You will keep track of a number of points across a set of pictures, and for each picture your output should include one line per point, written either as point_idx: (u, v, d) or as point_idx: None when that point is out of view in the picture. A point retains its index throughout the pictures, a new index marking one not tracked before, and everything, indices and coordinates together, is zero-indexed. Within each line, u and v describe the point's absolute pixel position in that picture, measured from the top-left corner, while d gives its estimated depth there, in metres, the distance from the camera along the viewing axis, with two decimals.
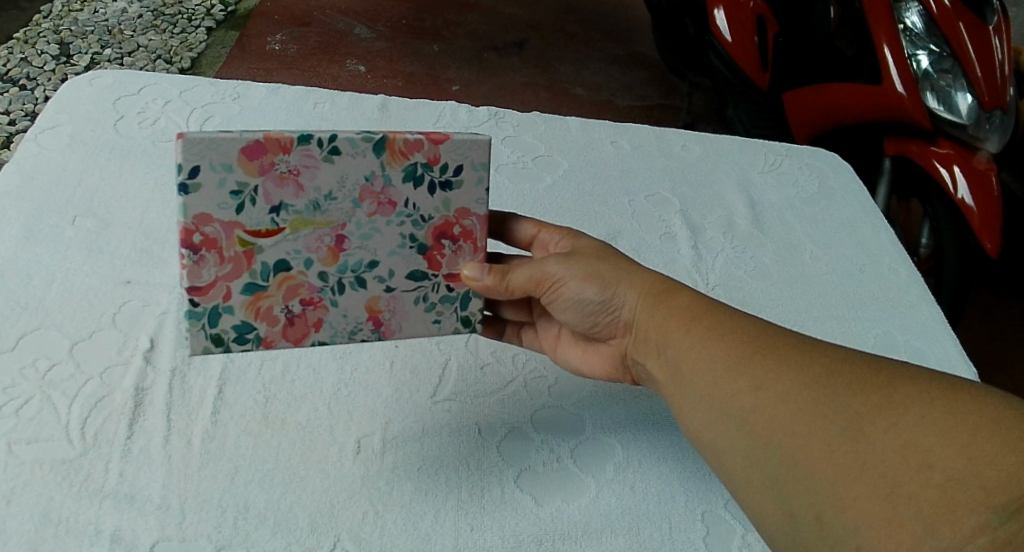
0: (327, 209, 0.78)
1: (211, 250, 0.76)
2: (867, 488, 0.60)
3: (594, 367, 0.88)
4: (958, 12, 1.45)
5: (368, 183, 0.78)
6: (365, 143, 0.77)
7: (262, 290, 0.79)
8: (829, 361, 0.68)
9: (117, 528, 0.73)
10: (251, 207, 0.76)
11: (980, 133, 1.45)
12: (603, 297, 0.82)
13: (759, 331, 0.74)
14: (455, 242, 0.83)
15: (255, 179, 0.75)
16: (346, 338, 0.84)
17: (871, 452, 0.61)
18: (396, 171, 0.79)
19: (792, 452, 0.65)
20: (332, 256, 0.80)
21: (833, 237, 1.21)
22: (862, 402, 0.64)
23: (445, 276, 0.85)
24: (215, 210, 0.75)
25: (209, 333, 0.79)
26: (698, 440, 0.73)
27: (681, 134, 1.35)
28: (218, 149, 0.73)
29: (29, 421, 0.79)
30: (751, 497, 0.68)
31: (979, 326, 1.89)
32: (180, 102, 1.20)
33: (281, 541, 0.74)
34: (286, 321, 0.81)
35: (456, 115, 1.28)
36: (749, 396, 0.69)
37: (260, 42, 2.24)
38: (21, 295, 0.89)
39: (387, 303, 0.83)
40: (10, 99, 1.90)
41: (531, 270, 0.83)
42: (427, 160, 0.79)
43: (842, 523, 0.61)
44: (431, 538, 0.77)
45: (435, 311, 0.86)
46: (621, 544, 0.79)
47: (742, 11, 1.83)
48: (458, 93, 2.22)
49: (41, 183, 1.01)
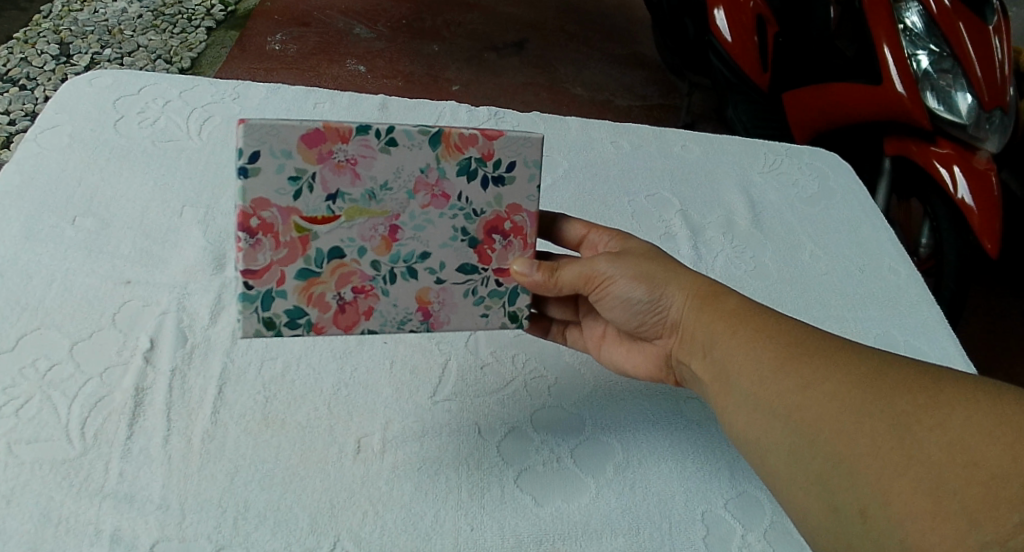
0: (382, 199, 0.81)
1: (267, 234, 0.79)
2: (913, 484, 0.63)
3: (638, 365, 0.90)
4: (957, 12, 1.45)
5: (423, 175, 0.82)
6: (421, 135, 0.80)
7: (315, 276, 0.82)
8: (874, 363, 0.72)
9: (117, 529, 0.73)
10: (308, 193, 0.79)
11: (980, 133, 1.45)
12: (652, 297, 0.85)
13: (804, 334, 0.77)
14: (506, 237, 0.86)
15: (313, 166, 0.79)
16: (394, 328, 0.85)
17: (917, 450, 0.64)
18: (451, 164, 0.82)
19: (839, 449, 0.68)
20: (385, 246, 0.83)
21: (833, 238, 1.21)
22: (907, 402, 0.67)
23: (494, 271, 0.86)
24: (273, 196, 0.78)
25: (262, 316, 0.81)
26: (742, 438, 0.76)
27: (681, 134, 1.35)
28: (278, 137, 0.77)
29: (29, 421, 0.79)
30: (793, 493, 0.72)
31: (979, 326, 1.89)
32: (179, 102, 1.19)
33: (281, 541, 0.75)
34: (339, 308, 0.83)
35: (456, 114, 1.28)
36: (797, 395, 0.72)
37: (260, 42, 2.24)
38: (21, 295, 0.89)
39: (437, 294, 0.85)
40: (10, 99, 1.90)
41: (581, 268, 0.85)
42: (481, 155, 0.82)
43: (887, 517, 0.64)
44: (431, 538, 0.77)
45: (483, 304, 0.87)
46: (621, 544, 0.79)
47: (742, 11, 1.82)
48: (458, 93, 2.22)
49: (40, 183, 1.01)
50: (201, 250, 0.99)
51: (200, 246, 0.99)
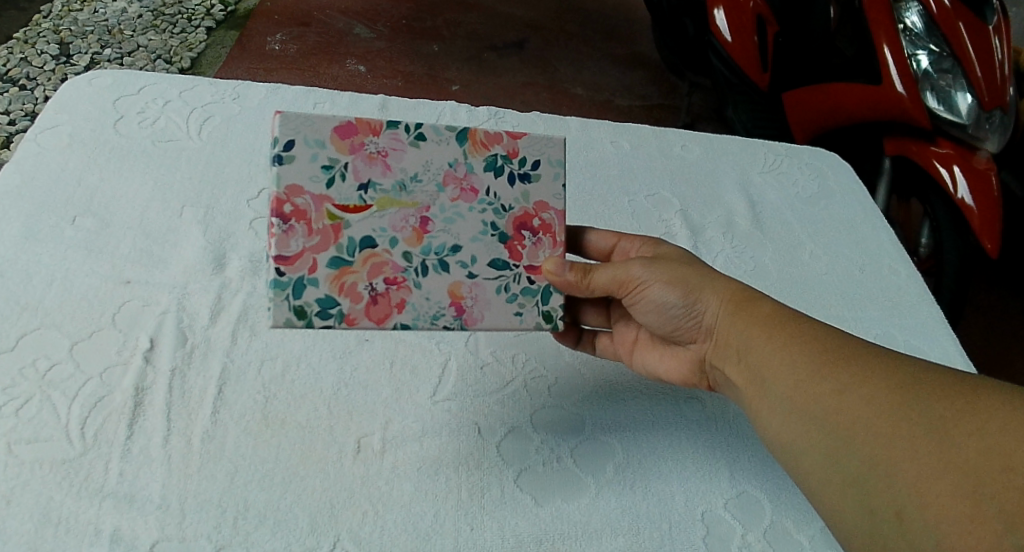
0: (412, 191, 0.84)
1: (300, 221, 0.81)
2: (950, 489, 0.67)
3: (671, 369, 0.91)
4: (957, 12, 1.45)
5: (451, 169, 0.85)
6: (449, 131, 0.85)
7: (347, 265, 0.82)
8: (909, 370, 0.74)
9: (117, 528, 0.73)
10: (340, 182, 0.82)
11: (980, 133, 1.45)
12: (686, 302, 0.85)
13: (838, 340, 0.79)
14: (535, 233, 0.87)
15: (346, 157, 0.82)
16: (427, 324, 0.84)
17: (955, 456, 0.68)
18: (478, 160, 0.86)
19: (876, 453, 0.71)
20: (416, 237, 0.84)
21: (833, 238, 1.21)
22: (944, 409, 0.70)
23: (525, 268, 0.87)
24: (306, 183, 0.81)
25: (293, 304, 0.81)
26: (776, 440, 0.78)
27: (681, 134, 1.34)
28: (313, 127, 0.82)
29: (29, 421, 0.79)
30: (827, 495, 0.74)
31: (979, 327, 1.89)
32: (179, 102, 1.19)
33: (281, 541, 0.75)
34: (370, 299, 0.82)
35: (456, 114, 1.28)
36: (834, 400, 0.75)
37: (260, 42, 2.24)
38: (21, 295, 0.89)
39: (469, 290, 0.85)
40: (10, 99, 1.90)
41: (614, 271, 0.86)
42: (506, 152, 0.87)
43: (922, 521, 0.68)
44: (431, 538, 0.77)
45: (517, 302, 0.86)
46: (621, 544, 0.80)
47: (742, 11, 1.81)
48: (458, 93, 2.23)
49: (40, 183, 1.01)
50: (202, 250, 0.99)
51: (200, 246, 0.99)
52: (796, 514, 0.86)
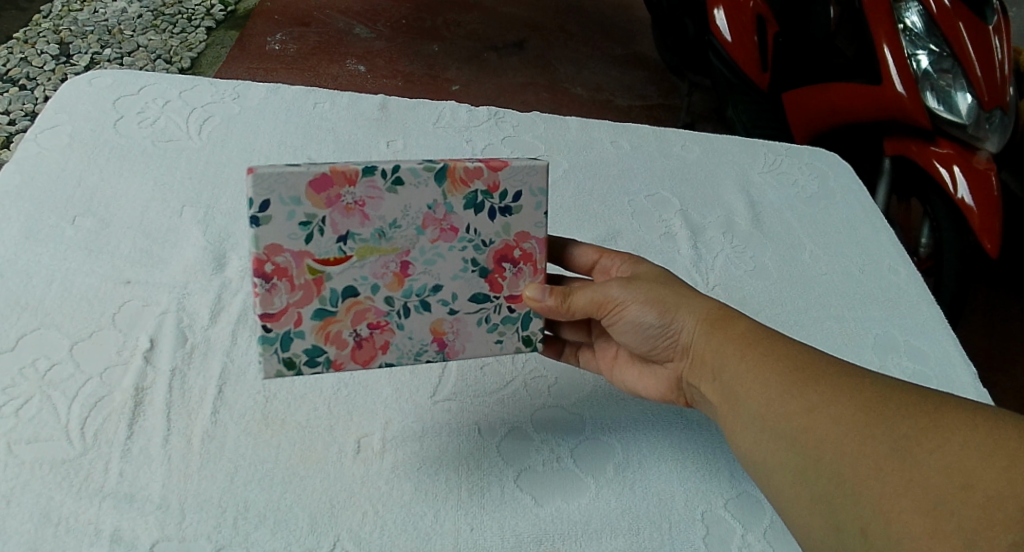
0: (391, 236, 0.81)
1: (282, 279, 0.79)
2: (911, 505, 0.64)
3: (650, 388, 0.89)
4: (957, 12, 1.45)
5: (431, 211, 0.81)
6: (427, 172, 0.80)
7: (331, 315, 0.81)
8: (882, 388, 0.71)
9: (117, 528, 0.73)
10: (319, 236, 0.78)
11: (980, 133, 1.45)
12: (663, 322, 0.84)
13: (813, 358, 0.76)
14: (516, 264, 0.85)
15: (323, 211, 0.78)
16: (412, 360, 0.84)
17: (918, 471, 0.65)
18: (458, 199, 0.81)
19: (842, 470, 0.68)
20: (398, 281, 0.82)
21: (832, 237, 1.21)
22: (909, 426, 0.67)
23: (506, 298, 0.85)
24: (285, 241, 0.78)
25: (282, 356, 0.80)
26: (750, 459, 0.76)
27: (681, 134, 1.34)
28: (287, 184, 0.76)
29: (29, 421, 0.79)
30: (799, 514, 0.72)
31: (980, 327, 1.89)
32: (179, 102, 1.19)
33: (281, 541, 0.75)
34: (355, 344, 0.82)
35: (456, 114, 1.28)
36: (803, 417, 0.72)
37: (260, 42, 2.24)
38: (21, 295, 0.89)
39: (451, 325, 0.85)
40: (10, 99, 1.90)
41: (593, 292, 0.85)
42: (486, 188, 0.82)
43: (886, 537, 0.64)
44: (431, 538, 0.77)
45: (497, 331, 0.86)
46: (621, 543, 0.79)
47: (742, 11, 1.82)
48: (458, 93, 2.22)
49: (41, 183, 1.01)
50: (202, 250, 0.99)
51: (200, 246, 0.99)
52: None
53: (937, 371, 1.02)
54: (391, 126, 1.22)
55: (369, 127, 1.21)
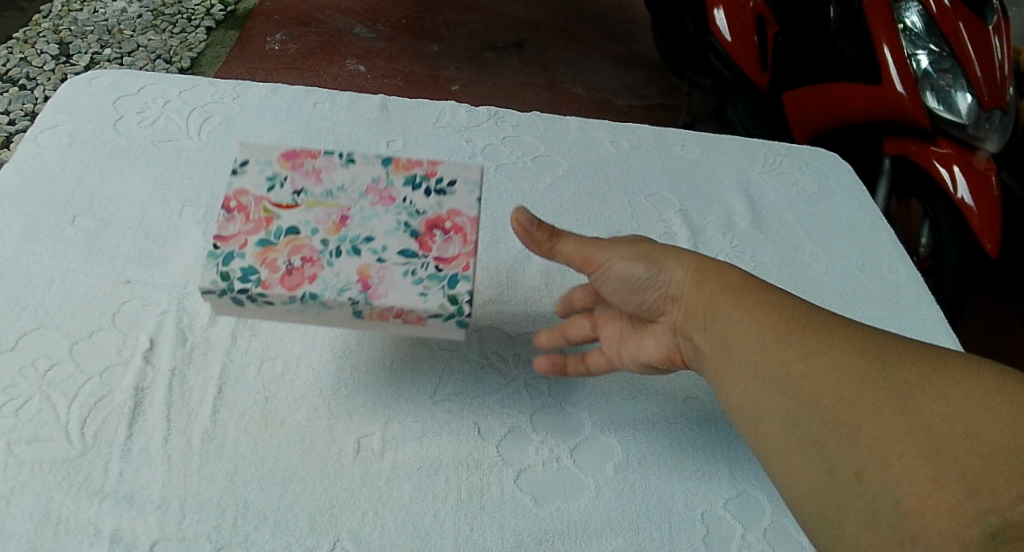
0: (338, 196, 0.86)
1: (240, 213, 0.83)
2: (910, 450, 0.68)
3: (651, 350, 0.90)
4: (957, 12, 1.45)
5: (376, 183, 0.88)
6: (376, 156, 0.89)
7: (271, 245, 0.82)
8: (874, 342, 0.75)
9: (117, 528, 0.74)
10: (278, 190, 0.85)
11: (980, 133, 1.46)
12: (652, 273, 0.87)
13: (804, 310, 0.80)
14: (446, 233, 0.85)
15: (285, 172, 0.86)
16: (334, 297, 0.80)
17: (916, 422, 0.69)
18: (397, 177, 0.88)
19: (839, 419, 0.72)
20: (335, 228, 0.83)
21: (833, 238, 1.21)
22: (906, 377, 0.71)
23: (434, 258, 0.83)
24: (251, 189, 0.85)
25: (220, 270, 0.80)
26: (740, 408, 0.80)
27: (681, 133, 1.34)
28: (263, 152, 0.88)
29: (28, 421, 0.79)
30: (787, 458, 0.75)
31: (979, 325, 1.89)
32: (179, 102, 1.19)
33: (281, 541, 0.75)
34: (285, 271, 0.80)
35: (456, 114, 1.28)
36: (798, 365, 0.76)
37: (260, 42, 2.25)
38: (21, 295, 0.89)
39: (377, 270, 0.81)
40: (10, 99, 1.90)
41: (578, 246, 0.90)
42: (424, 172, 0.89)
43: (883, 481, 0.69)
44: (431, 538, 0.78)
45: (422, 285, 0.81)
46: (620, 544, 0.80)
47: (742, 11, 1.81)
48: (457, 93, 2.23)
49: (40, 183, 1.01)
50: (200, 250, 0.98)
51: (200, 247, 0.99)
52: None
53: None
54: (391, 127, 1.22)
55: (369, 127, 1.21)
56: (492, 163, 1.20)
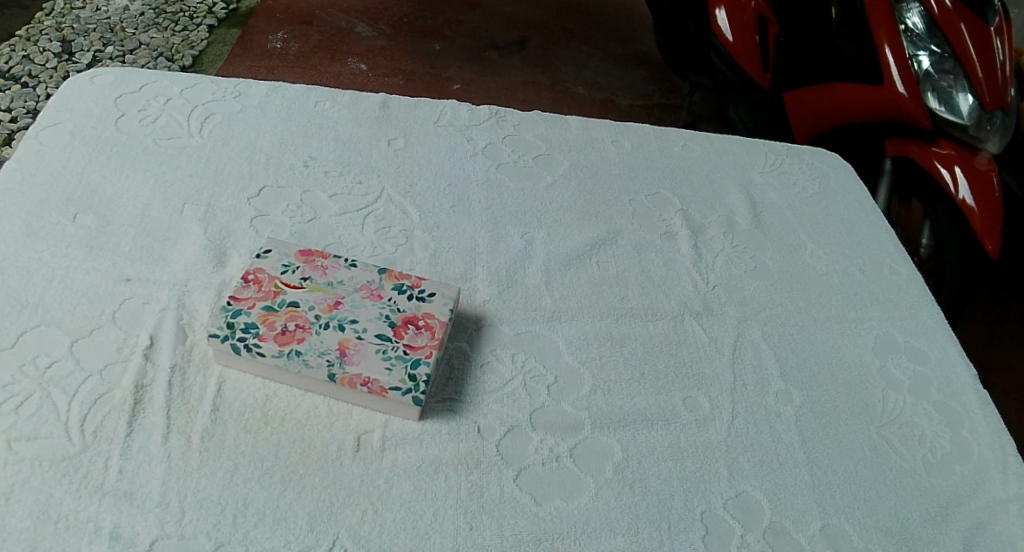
0: (338, 286, 0.91)
1: (254, 283, 0.89)
2: None
3: None
4: (958, 13, 1.45)
5: (371, 282, 0.92)
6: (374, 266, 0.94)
7: (272, 310, 0.87)
8: None
9: (116, 526, 0.74)
10: (289, 271, 0.91)
11: (981, 134, 1.45)
12: None
13: None
14: (418, 329, 0.88)
15: (298, 262, 0.92)
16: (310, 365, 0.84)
17: None
18: (389, 284, 0.92)
19: None
20: (329, 309, 0.88)
21: (833, 238, 1.21)
22: None
23: (405, 344, 0.86)
24: (268, 267, 0.91)
25: (225, 320, 0.86)
26: None
27: (682, 133, 1.34)
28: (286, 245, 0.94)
29: (28, 418, 0.79)
30: None
31: (980, 326, 1.89)
32: (180, 100, 1.19)
33: (280, 539, 0.75)
34: (280, 330, 0.86)
35: (457, 113, 1.28)
36: None
37: (262, 41, 2.25)
38: (22, 293, 0.89)
39: (355, 345, 0.85)
40: (12, 97, 1.90)
41: None
42: (411, 283, 0.93)
43: None
44: (431, 537, 0.78)
45: (389, 361, 0.85)
46: (620, 543, 0.80)
47: (743, 11, 1.83)
48: (458, 92, 2.23)
49: (41, 181, 1.01)
50: (201, 247, 0.98)
51: (200, 244, 0.98)
52: (795, 513, 0.86)
53: (936, 373, 1.03)
54: (391, 126, 1.22)
55: (370, 126, 1.21)
56: (493, 162, 1.20)
